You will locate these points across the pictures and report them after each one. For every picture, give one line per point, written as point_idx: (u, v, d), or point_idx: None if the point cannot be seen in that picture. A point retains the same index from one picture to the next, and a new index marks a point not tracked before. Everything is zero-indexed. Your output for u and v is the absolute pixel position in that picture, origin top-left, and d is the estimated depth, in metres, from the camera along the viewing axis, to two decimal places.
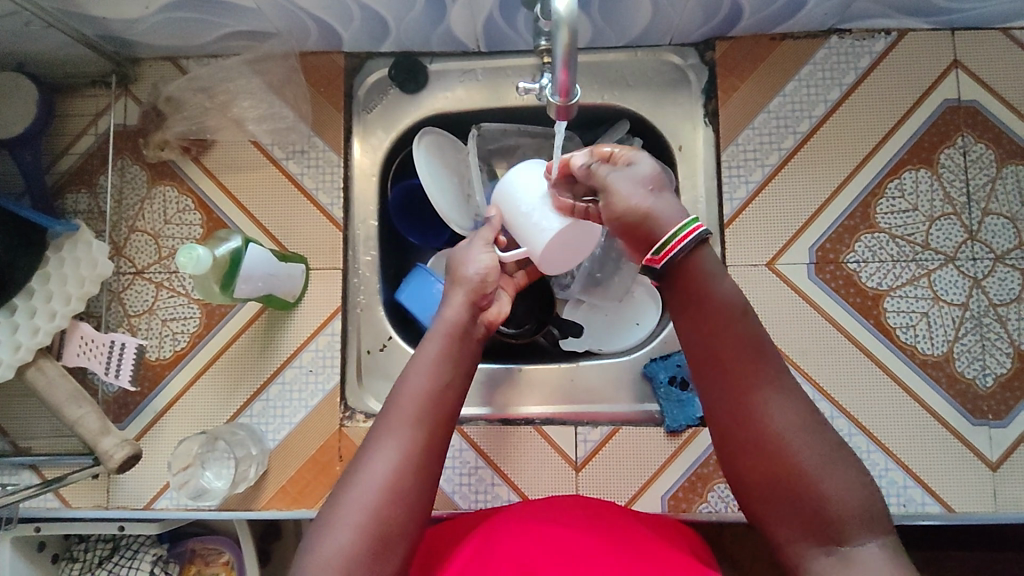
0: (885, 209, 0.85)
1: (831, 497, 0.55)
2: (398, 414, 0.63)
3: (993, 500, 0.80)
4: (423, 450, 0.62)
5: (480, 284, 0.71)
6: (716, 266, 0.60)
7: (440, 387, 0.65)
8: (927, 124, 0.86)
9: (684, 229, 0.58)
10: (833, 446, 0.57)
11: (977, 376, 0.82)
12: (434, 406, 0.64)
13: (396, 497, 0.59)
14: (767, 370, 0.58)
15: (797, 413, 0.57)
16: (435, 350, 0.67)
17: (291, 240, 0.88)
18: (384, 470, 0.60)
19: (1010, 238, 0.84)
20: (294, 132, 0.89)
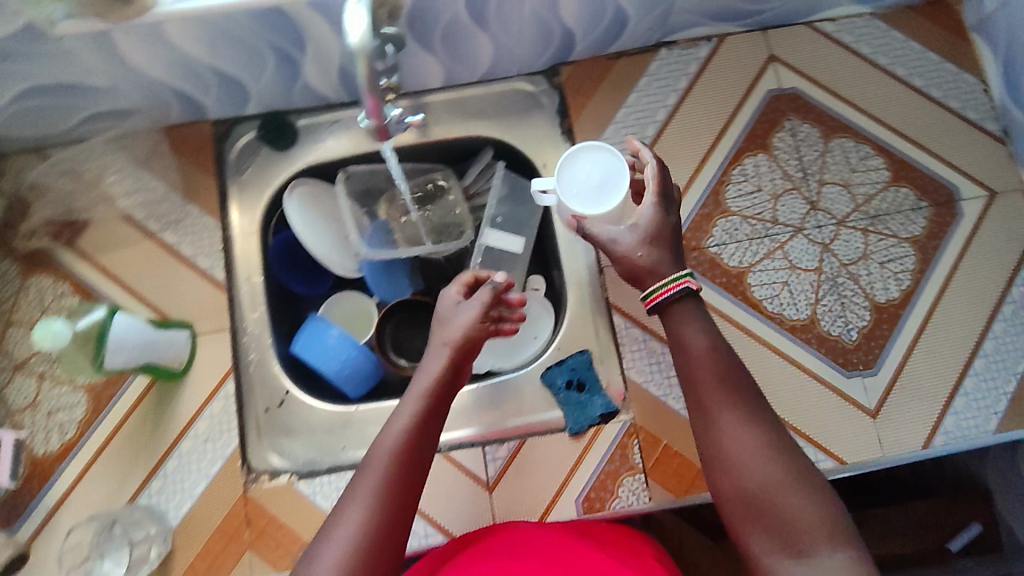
0: (734, 193, 0.92)
1: (791, 510, 0.56)
2: (372, 471, 0.58)
3: (880, 446, 0.86)
4: (403, 494, 0.57)
5: (472, 332, 0.67)
6: (694, 321, 0.67)
7: (422, 441, 0.61)
8: (757, 114, 0.95)
9: (674, 280, 0.68)
10: (796, 462, 0.58)
11: (843, 331, 0.88)
12: (414, 466, 0.59)
13: (361, 566, 0.53)
14: (748, 406, 0.61)
15: (764, 437, 0.59)
16: (415, 398, 0.63)
17: (175, 309, 0.87)
18: (353, 536, 0.54)
19: (847, 203, 0.92)
20: (167, 203, 0.90)
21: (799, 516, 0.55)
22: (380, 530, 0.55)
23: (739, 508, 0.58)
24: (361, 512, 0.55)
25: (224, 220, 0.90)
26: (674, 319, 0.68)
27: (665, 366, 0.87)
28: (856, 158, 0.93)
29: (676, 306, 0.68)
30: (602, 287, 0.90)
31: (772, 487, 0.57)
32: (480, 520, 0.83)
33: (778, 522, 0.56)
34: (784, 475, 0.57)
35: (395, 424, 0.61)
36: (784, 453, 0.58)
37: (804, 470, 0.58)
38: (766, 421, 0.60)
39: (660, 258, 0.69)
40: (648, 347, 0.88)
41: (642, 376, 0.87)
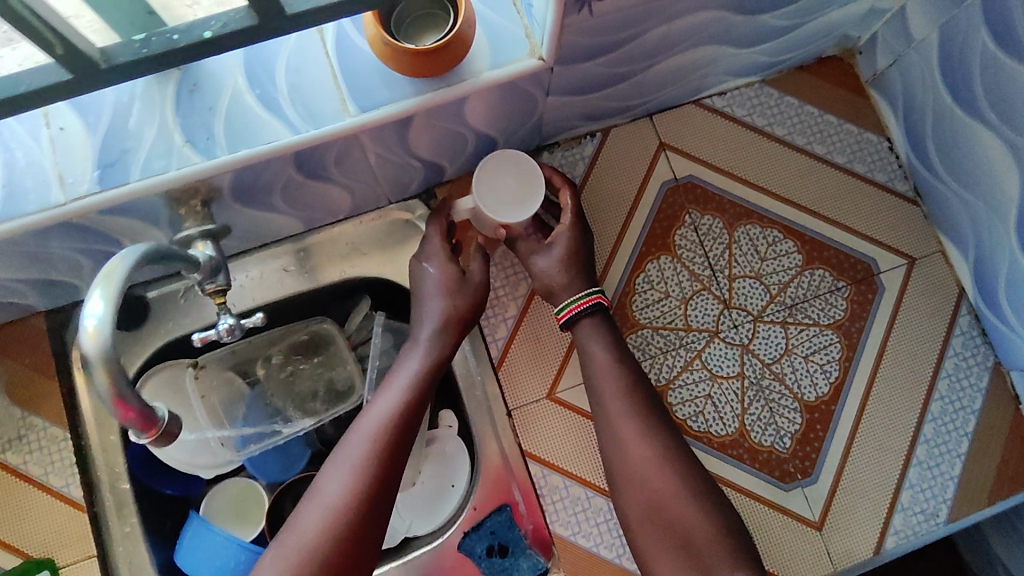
0: (641, 305, 0.84)
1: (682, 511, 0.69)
2: (358, 445, 0.68)
3: (830, 560, 0.79)
4: (384, 489, 0.67)
5: (459, 312, 0.76)
6: (597, 333, 0.77)
7: (404, 429, 0.70)
8: (654, 211, 0.87)
9: (586, 296, 0.77)
10: (691, 471, 0.71)
11: (775, 440, 0.82)
12: (394, 450, 0.69)
13: (343, 524, 0.64)
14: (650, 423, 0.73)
15: (663, 446, 0.72)
16: (399, 390, 0.72)
17: (32, 542, 0.76)
18: (341, 499, 0.65)
19: (762, 296, 0.85)
20: (7, 418, 0.79)
21: (688, 515, 0.68)
22: (363, 501, 0.65)
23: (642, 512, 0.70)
24: (348, 479, 0.66)
25: (75, 428, 0.79)
26: (585, 334, 0.77)
27: (592, 511, 0.80)
28: (765, 244, 0.87)
29: (587, 321, 0.78)
30: (513, 432, 0.81)
31: (669, 489, 0.70)
32: None
33: (671, 517, 0.69)
34: (679, 484, 0.70)
35: (379, 409, 0.71)
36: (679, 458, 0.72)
37: (697, 486, 0.70)
38: (663, 428, 0.73)
39: (572, 277, 0.78)
40: (571, 494, 0.80)
41: (568, 528, 0.79)
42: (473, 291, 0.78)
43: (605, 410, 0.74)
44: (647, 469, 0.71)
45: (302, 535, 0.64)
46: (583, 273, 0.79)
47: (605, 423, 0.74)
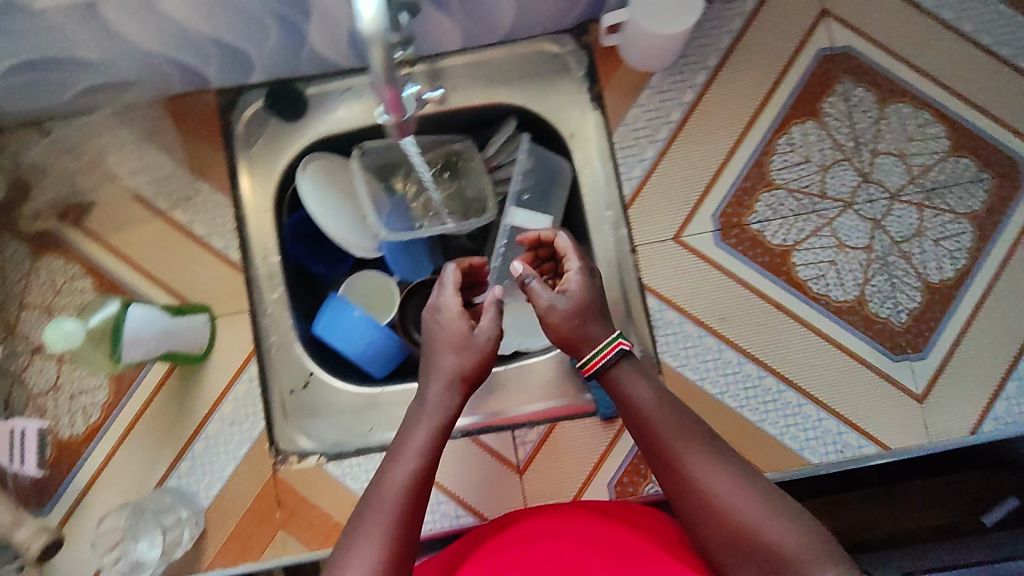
0: (779, 164, 0.85)
1: (773, 538, 0.56)
2: (376, 520, 0.58)
3: (925, 431, 0.82)
4: (404, 545, 0.58)
5: (478, 357, 0.70)
6: (638, 374, 0.69)
7: (421, 498, 0.61)
8: (808, 75, 0.86)
9: (603, 347, 0.69)
10: (765, 493, 0.59)
11: (892, 313, 0.83)
12: (415, 518, 0.60)
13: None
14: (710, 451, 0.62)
15: (729, 470, 0.60)
16: (415, 455, 0.63)
17: (190, 290, 0.84)
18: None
19: (901, 175, 0.85)
20: (175, 180, 0.86)
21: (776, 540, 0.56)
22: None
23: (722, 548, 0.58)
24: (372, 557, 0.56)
25: (237, 198, 0.87)
26: (616, 383, 0.68)
27: (702, 350, 0.83)
28: (913, 126, 0.86)
29: (615, 373, 0.69)
30: (633, 269, 0.84)
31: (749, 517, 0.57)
32: (511, 503, 0.83)
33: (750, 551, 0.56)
34: (760, 509, 0.58)
35: (394, 476, 0.61)
36: (754, 486, 0.59)
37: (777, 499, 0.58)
38: (727, 453, 0.62)
39: (590, 324, 0.71)
40: (684, 330, 0.83)
41: (677, 360, 0.83)
42: (482, 349, 0.70)
43: (659, 451, 0.64)
44: (722, 502, 0.58)
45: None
46: (598, 321, 0.72)
47: (659, 459, 0.63)
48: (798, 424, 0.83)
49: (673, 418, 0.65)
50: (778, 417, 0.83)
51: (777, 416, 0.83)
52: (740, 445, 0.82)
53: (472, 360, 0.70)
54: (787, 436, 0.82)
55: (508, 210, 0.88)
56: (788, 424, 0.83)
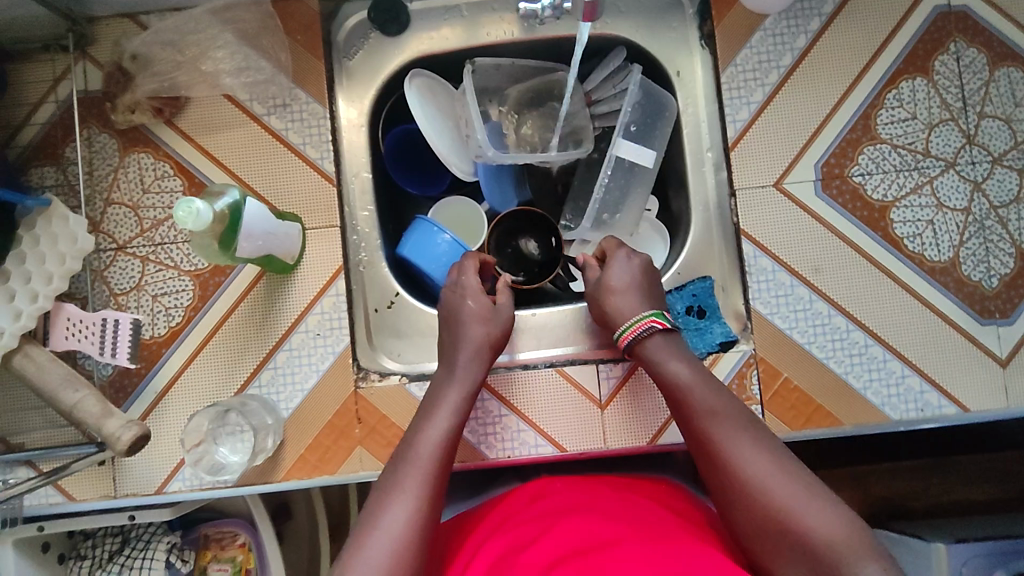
0: (886, 119, 0.84)
1: (808, 520, 0.61)
2: (414, 471, 0.67)
3: (1005, 396, 0.82)
4: (432, 507, 0.66)
5: (501, 329, 0.80)
6: (680, 353, 0.76)
7: (451, 453, 0.71)
8: (921, 31, 0.85)
9: (648, 317, 0.77)
10: (803, 479, 0.64)
11: (983, 278, 0.83)
12: (445, 473, 0.69)
13: (411, 554, 0.62)
14: (735, 422, 0.69)
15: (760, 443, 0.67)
16: (445, 415, 0.72)
17: (282, 198, 0.82)
18: (401, 525, 0.63)
19: (1006, 139, 0.84)
20: (274, 84, 0.83)
21: (810, 521, 0.61)
22: (429, 531, 0.65)
23: (752, 521, 0.64)
24: (412, 503, 0.65)
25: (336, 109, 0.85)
26: (646, 346, 0.77)
27: (794, 299, 0.83)
28: (1022, 91, 0.84)
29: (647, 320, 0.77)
30: (732, 211, 0.86)
31: (777, 495, 0.63)
32: (590, 438, 0.82)
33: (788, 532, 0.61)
34: (780, 477, 0.64)
35: (429, 434, 0.70)
36: (787, 471, 0.65)
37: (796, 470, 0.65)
38: (767, 441, 0.68)
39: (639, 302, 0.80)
40: (777, 279, 0.83)
41: (768, 308, 0.83)
42: (502, 320, 0.81)
43: (687, 419, 0.71)
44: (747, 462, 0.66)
45: (367, 560, 0.61)
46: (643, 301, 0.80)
47: (700, 443, 0.70)
48: (881, 379, 0.82)
49: (716, 402, 0.71)
50: (862, 371, 0.82)
51: (862, 369, 0.82)
52: (822, 396, 0.82)
53: (507, 329, 0.81)
54: (870, 391, 0.82)
55: (615, 141, 0.87)
56: (872, 379, 0.82)
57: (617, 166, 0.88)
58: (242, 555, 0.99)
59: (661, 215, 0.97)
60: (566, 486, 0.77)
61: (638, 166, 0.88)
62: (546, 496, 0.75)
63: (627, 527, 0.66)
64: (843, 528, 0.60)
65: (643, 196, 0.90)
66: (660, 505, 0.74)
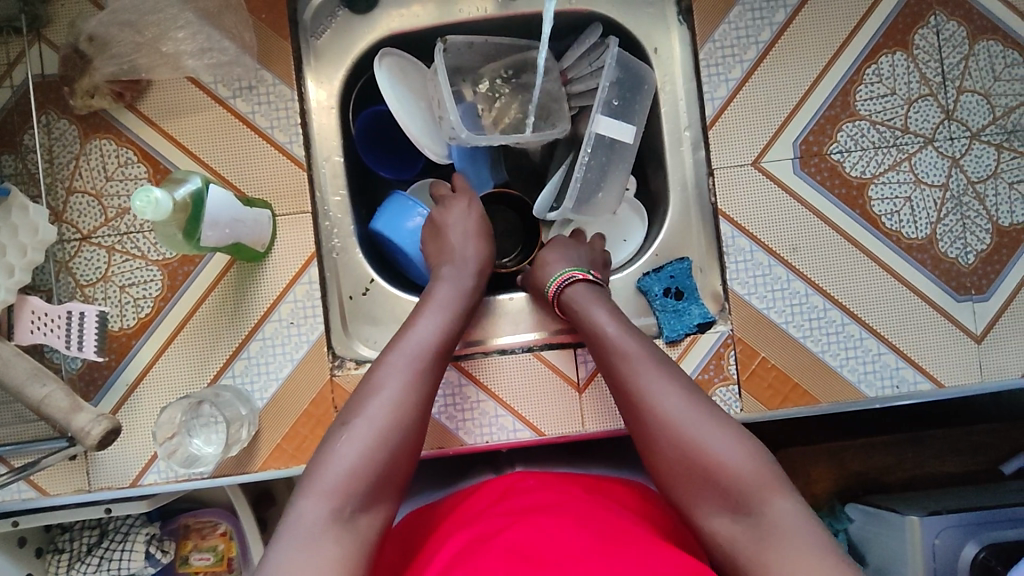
0: (864, 95, 0.83)
1: (724, 463, 0.62)
2: (406, 353, 0.69)
3: (980, 372, 0.83)
4: (425, 399, 0.67)
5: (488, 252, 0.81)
6: (603, 305, 0.76)
7: (449, 341, 0.73)
8: (901, 4, 0.83)
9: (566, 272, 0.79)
10: (714, 417, 0.66)
11: (960, 254, 0.83)
12: (441, 359, 0.71)
13: (402, 428, 0.65)
14: (652, 367, 0.69)
15: (674, 385, 0.67)
16: (438, 312, 0.73)
17: (250, 185, 0.80)
18: (394, 403, 0.65)
19: (984, 114, 0.83)
20: (238, 66, 0.80)
21: (729, 463, 0.62)
22: (422, 408, 0.67)
23: (675, 468, 0.65)
24: (400, 383, 0.66)
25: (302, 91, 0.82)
26: (573, 295, 0.77)
27: (771, 279, 0.83)
28: (1001, 65, 0.84)
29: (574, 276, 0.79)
30: (709, 191, 0.85)
31: (697, 436, 0.64)
32: (569, 422, 0.82)
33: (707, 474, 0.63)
34: (696, 422, 0.65)
35: (422, 329, 0.71)
36: (707, 414, 0.65)
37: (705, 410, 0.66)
38: (687, 385, 0.68)
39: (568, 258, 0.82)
40: (754, 259, 0.82)
41: (745, 288, 0.82)
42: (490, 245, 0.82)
43: (608, 362, 0.71)
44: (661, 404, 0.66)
45: (355, 439, 0.63)
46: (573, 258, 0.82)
47: (623, 393, 0.70)
48: (857, 356, 0.83)
49: (636, 352, 0.70)
50: (839, 348, 0.83)
51: (838, 347, 0.83)
52: (799, 375, 0.82)
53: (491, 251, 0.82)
54: (846, 368, 0.83)
55: (596, 118, 0.85)
56: (848, 357, 0.83)
57: (598, 143, 0.86)
58: (223, 543, 0.99)
59: (639, 195, 0.95)
60: (538, 485, 0.75)
61: (618, 142, 0.86)
62: (513, 496, 0.73)
63: (588, 531, 0.64)
64: (754, 463, 0.62)
65: (624, 174, 0.87)
66: (626, 507, 0.72)
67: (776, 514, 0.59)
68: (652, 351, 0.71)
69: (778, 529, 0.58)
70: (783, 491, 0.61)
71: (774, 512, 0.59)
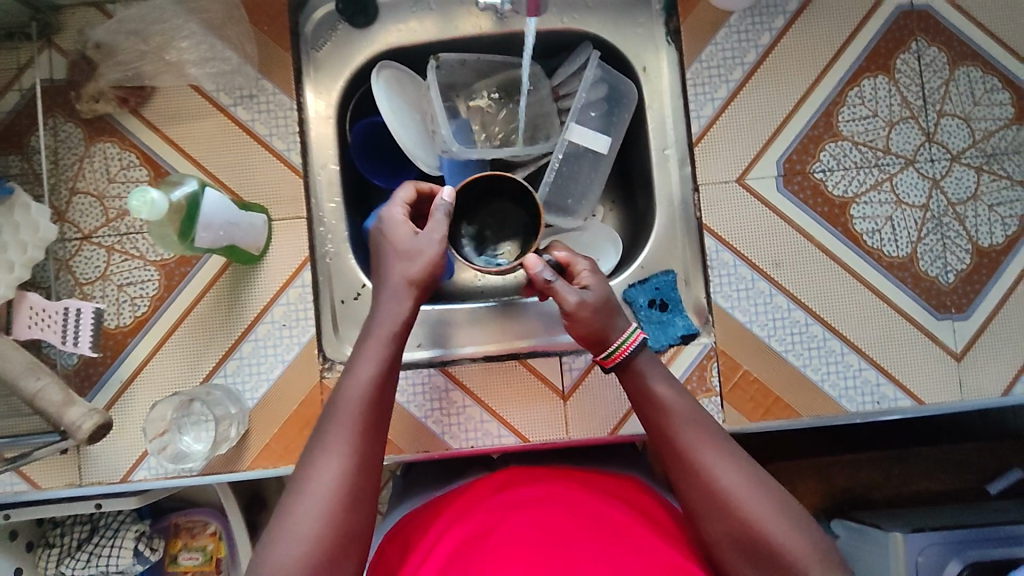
0: (847, 116, 0.85)
1: (784, 552, 0.60)
2: (341, 423, 0.63)
3: (959, 390, 0.84)
4: (366, 462, 0.63)
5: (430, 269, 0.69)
6: (657, 370, 0.70)
7: (383, 388, 0.66)
8: (883, 30, 0.86)
9: (629, 336, 0.70)
10: (776, 496, 0.63)
11: (940, 273, 0.85)
12: (377, 413, 0.65)
13: (342, 510, 0.60)
14: (715, 451, 0.65)
15: (738, 469, 0.64)
16: (374, 359, 0.66)
17: (247, 190, 0.83)
18: (329, 485, 0.61)
19: (964, 137, 0.85)
20: (240, 75, 0.83)
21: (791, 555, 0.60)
22: (360, 475, 0.62)
23: (729, 546, 0.62)
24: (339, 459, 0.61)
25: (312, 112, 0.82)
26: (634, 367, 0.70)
27: (754, 293, 0.84)
28: (982, 90, 0.86)
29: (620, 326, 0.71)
30: (694, 206, 0.87)
31: (758, 519, 0.61)
32: (553, 429, 0.83)
33: (766, 557, 0.61)
34: (761, 511, 0.61)
35: (355, 384, 0.65)
36: (766, 493, 0.63)
37: (770, 496, 0.63)
38: (745, 459, 0.65)
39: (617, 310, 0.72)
40: (738, 273, 0.84)
41: (728, 301, 0.84)
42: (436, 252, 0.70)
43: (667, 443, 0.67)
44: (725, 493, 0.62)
45: (297, 526, 0.59)
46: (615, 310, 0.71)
47: (674, 464, 0.66)
48: (838, 372, 0.84)
49: (697, 433, 0.66)
50: (820, 363, 0.84)
51: (820, 362, 0.84)
52: (780, 388, 0.84)
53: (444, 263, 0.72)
54: (827, 383, 0.84)
55: (569, 126, 0.89)
56: (829, 372, 0.84)
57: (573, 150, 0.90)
58: (212, 543, 1.00)
59: (629, 209, 0.97)
60: (535, 479, 0.75)
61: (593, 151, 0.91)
62: (509, 488, 0.74)
63: (586, 522, 0.65)
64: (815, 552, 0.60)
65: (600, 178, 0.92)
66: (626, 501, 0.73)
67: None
68: (713, 432, 0.66)
69: None
70: (838, 574, 0.60)
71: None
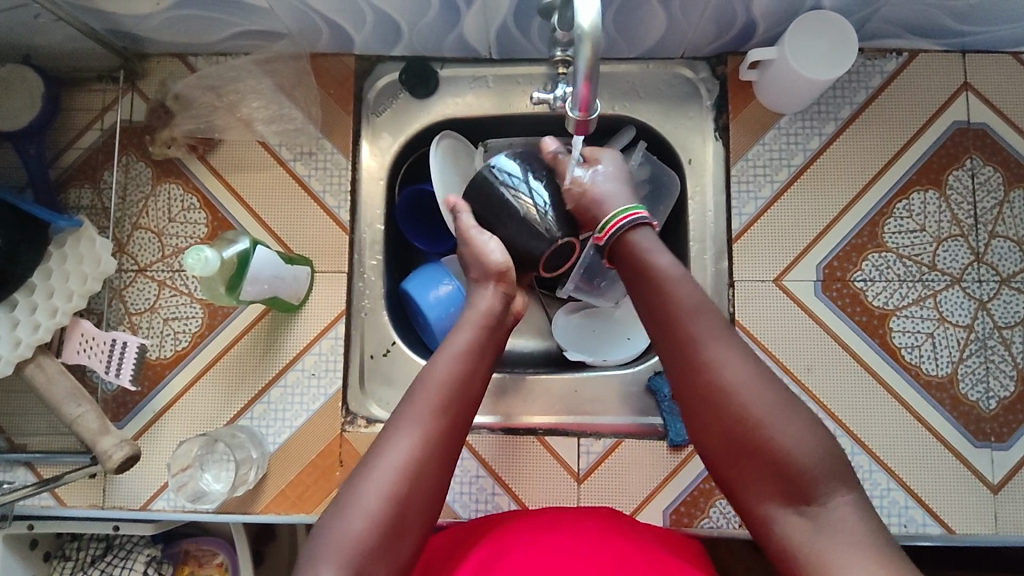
0: (893, 228, 0.84)
1: (792, 449, 0.56)
2: (418, 403, 0.62)
3: (995, 523, 0.80)
4: (446, 434, 0.61)
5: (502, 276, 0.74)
6: (655, 246, 0.68)
7: (465, 392, 0.64)
8: (937, 144, 0.85)
9: (618, 214, 0.70)
10: (780, 393, 0.59)
11: (981, 398, 0.82)
12: (461, 413, 0.63)
13: (408, 491, 0.58)
14: (724, 343, 0.61)
15: (750, 364, 0.60)
16: (454, 352, 0.66)
17: (296, 242, 0.86)
18: (403, 456, 0.59)
19: (1016, 261, 0.83)
20: (302, 133, 0.88)
21: (795, 449, 0.56)
22: (438, 467, 0.60)
23: (726, 448, 0.58)
24: (412, 439, 0.59)
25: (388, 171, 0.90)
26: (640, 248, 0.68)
27: None
28: None
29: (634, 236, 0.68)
30: (728, 301, 0.86)
31: (762, 416, 0.57)
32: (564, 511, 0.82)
33: (769, 457, 0.56)
34: (770, 405, 0.57)
35: (439, 366, 0.65)
36: (768, 387, 0.59)
37: (786, 397, 0.58)
38: (747, 350, 0.61)
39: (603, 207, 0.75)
40: None
41: None
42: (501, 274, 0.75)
43: (669, 332, 0.63)
44: (728, 386, 0.59)
45: (361, 500, 0.56)
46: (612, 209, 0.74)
47: (676, 352, 0.62)
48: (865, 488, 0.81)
49: (699, 315, 0.62)
50: None
51: None
52: None
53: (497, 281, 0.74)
54: None
55: None
56: None
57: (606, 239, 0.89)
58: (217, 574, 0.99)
59: None
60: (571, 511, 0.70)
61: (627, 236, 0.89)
62: (543, 515, 0.68)
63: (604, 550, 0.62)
64: (821, 449, 0.56)
65: None
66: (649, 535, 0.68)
67: (838, 513, 0.54)
68: (722, 321, 0.62)
69: (843, 532, 0.52)
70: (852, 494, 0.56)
71: (834, 508, 0.54)
